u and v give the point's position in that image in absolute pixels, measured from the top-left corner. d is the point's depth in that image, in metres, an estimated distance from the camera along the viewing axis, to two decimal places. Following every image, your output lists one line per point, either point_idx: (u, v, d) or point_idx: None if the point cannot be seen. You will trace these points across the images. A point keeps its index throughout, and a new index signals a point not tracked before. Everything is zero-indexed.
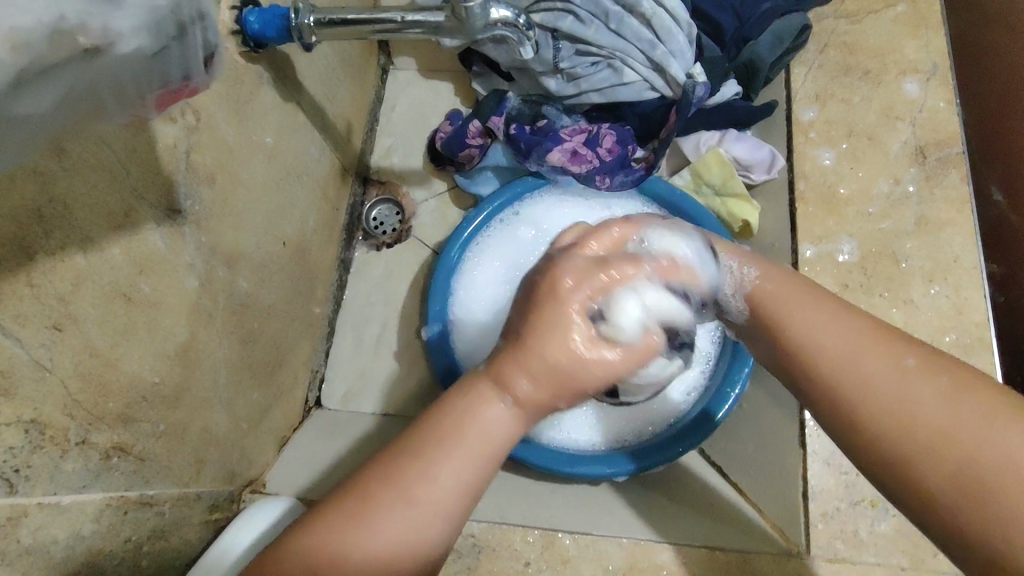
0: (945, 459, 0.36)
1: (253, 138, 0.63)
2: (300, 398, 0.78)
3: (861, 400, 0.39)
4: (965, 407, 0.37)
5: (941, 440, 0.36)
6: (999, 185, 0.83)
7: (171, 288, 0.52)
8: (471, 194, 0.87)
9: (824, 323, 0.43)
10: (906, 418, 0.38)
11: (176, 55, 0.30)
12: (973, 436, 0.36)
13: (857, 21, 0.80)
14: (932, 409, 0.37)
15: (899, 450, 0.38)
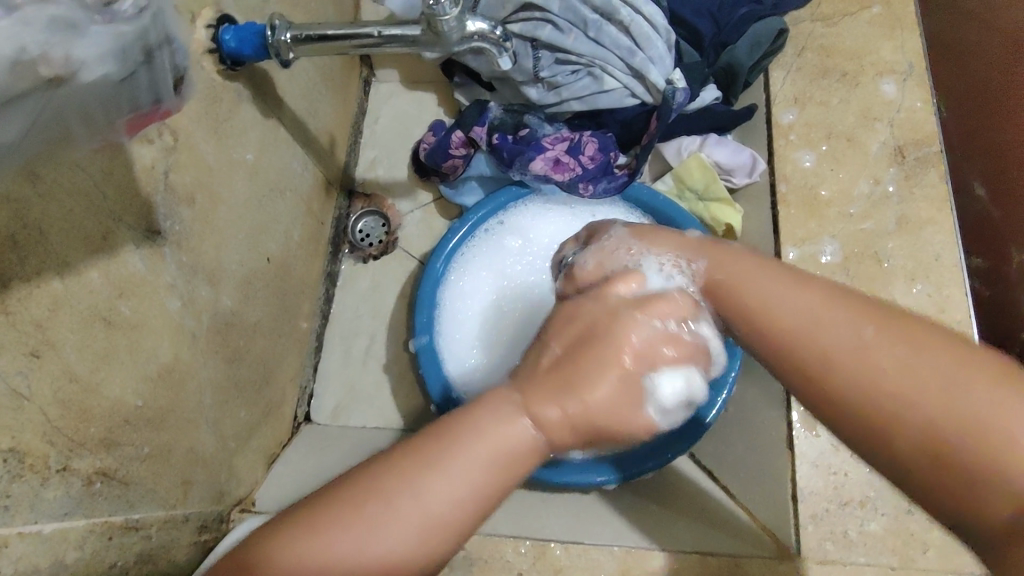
0: (926, 424, 0.32)
1: (234, 155, 0.62)
2: (288, 414, 0.78)
3: (825, 371, 0.35)
4: (933, 363, 0.33)
5: (917, 406, 0.32)
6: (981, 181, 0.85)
7: (152, 310, 0.51)
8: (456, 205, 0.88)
9: (777, 290, 0.38)
10: (875, 384, 0.33)
11: (145, 80, 0.30)
12: (946, 393, 0.32)
13: (833, 23, 0.80)
14: (900, 374, 0.33)
15: (874, 414, 0.33)
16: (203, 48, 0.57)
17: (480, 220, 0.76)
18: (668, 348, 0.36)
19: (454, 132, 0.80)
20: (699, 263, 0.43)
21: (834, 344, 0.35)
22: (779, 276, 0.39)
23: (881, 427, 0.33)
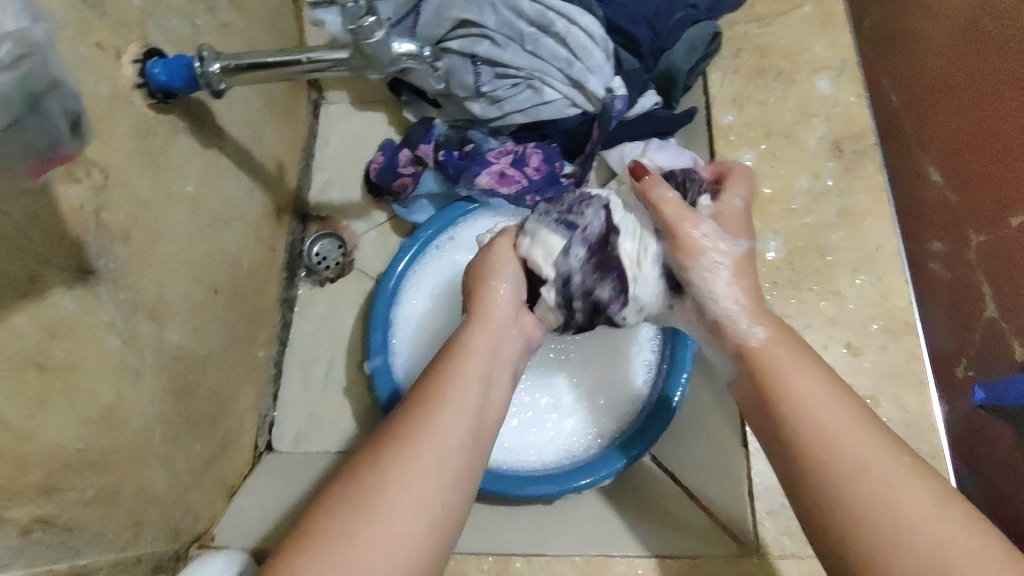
0: (895, 544, 0.39)
1: (172, 189, 0.62)
2: (248, 445, 0.77)
3: (847, 479, 0.43)
4: (941, 509, 0.40)
5: (903, 528, 0.40)
6: (937, 168, 0.87)
7: (89, 350, 0.51)
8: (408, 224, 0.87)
9: (824, 404, 0.46)
10: (877, 499, 0.41)
11: (36, 125, 0.30)
12: (938, 528, 0.39)
13: (767, 23, 0.82)
14: (904, 500, 0.41)
15: (853, 509, 0.42)
16: (131, 84, 0.56)
17: (430, 235, 0.76)
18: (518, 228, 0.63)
19: (403, 150, 0.81)
20: (762, 333, 0.53)
21: (869, 458, 0.43)
22: (832, 396, 0.47)
23: (858, 528, 0.41)
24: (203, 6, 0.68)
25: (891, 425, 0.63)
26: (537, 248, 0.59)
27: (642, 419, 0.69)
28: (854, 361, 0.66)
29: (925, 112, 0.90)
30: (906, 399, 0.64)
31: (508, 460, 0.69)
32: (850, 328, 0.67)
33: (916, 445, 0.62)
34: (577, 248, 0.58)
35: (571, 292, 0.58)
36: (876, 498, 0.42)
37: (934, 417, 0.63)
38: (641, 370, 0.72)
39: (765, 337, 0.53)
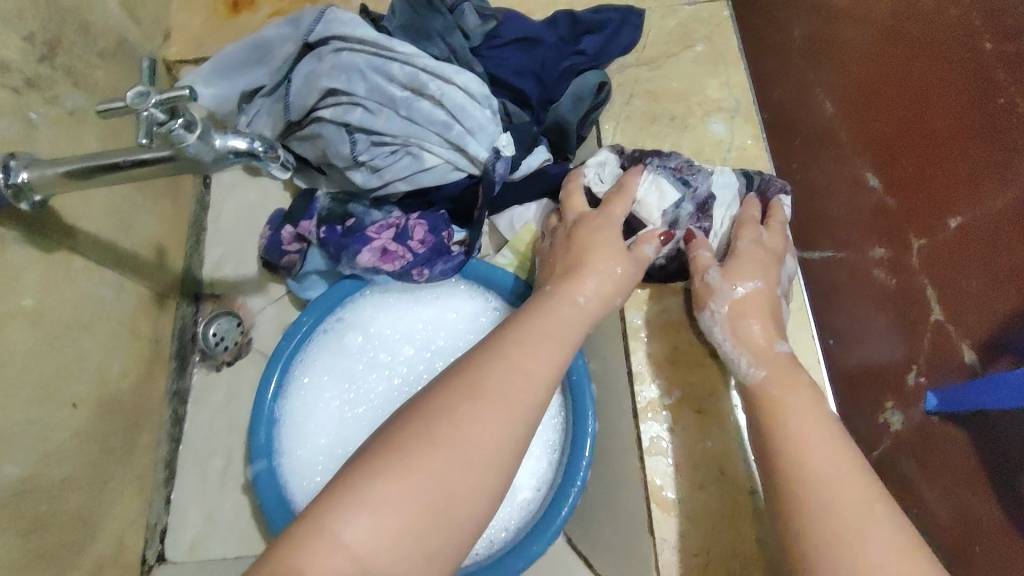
0: (820, 533, 0.44)
1: (1, 307, 0.56)
2: (133, 561, 0.71)
3: (809, 474, 0.47)
4: (878, 527, 0.43)
5: (834, 522, 0.44)
6: (874, 173, 0.86)
7: None
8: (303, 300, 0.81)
9: (815, 425, 0.50)
10: (825, 497, 0.46)
11: None
12: (857, 535, 0.43)
13: (658, 66, 0.78)
14: (848, 507, 0.45)
15: (805, 499, 0.46)
16: None
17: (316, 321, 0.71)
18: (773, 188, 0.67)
19: (286, 233, 0.75)
20: (760, 371, 0.56)
21: (848, 483, 0.46)
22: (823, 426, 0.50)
23: (802, 518, 0.46)
24: (39, 97, 0.62)
25: None
26: (652, 195, 0.65)
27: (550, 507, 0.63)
28: None
29: (863, 105, 0.88)
30: None
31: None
32: None
33: None
34: (689, 207, 0.66)
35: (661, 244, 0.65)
36: (838, 518, 0.44)
37: None
38: (547, 449, 0.68)
39: (760, 376, 0.56)
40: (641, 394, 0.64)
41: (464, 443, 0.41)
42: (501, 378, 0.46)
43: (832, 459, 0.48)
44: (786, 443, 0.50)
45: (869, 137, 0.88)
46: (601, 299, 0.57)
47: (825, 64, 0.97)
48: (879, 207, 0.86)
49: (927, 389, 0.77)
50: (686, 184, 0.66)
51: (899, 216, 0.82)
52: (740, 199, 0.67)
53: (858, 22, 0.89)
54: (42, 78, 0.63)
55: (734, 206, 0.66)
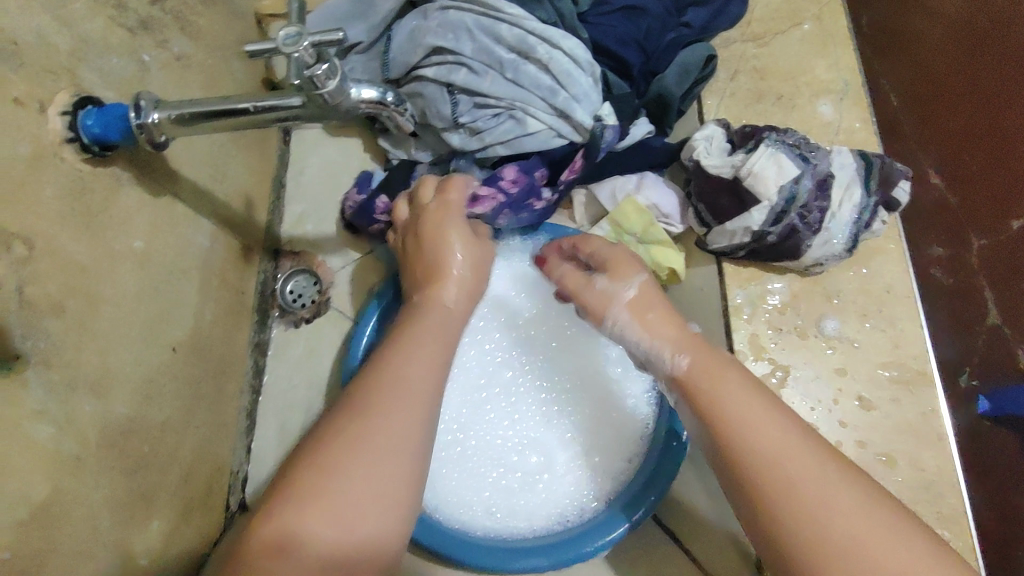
0: (798, 524, 0.42)
1: (116, 247, 0.56)
2: (218, 507, 0.73)
3: (758, 462, 0.45)
4: (841, 496, 0.42)
5: (796, 510, 0.42)
6: (937, 171, 1.03)
7: (18, 447, 0.45)
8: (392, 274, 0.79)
9: (745, 400, 0.49)
10: (785, 482, 0.44)
11: None
12: (818, 514, 0.42)
13: (764, 44, 0.76)
14: (806, 484, 0.43)
15: (765, 491, 0.44)
16: (60, 138, 0.50)
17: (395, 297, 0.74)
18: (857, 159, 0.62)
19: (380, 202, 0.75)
20: (683, 359, 0.54)
21: (798, 459, 0.45)
22: (753, 398, 0.49)
23: (766, 508, 0.44)
24: (152, 40, 0.62)
25: (908, 485, 0.59)
26: (769, 169, 0.61)
27: (629, 488, 0.65)
28: (867, 415, 0.61)
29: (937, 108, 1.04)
30: (924, 457, 0.59)
31: (503, 525, 0.64)
32: (860, 379, 0.62)
33: (936, 506, 0.58)
34: (808, 183, 0.60)
35: (773, 223, 0.60)
36: (799, 502, 0.43)
37: (955, 477, 0.59)
38: (639, 422, 0.69)
39: (687, 363, 0.54)
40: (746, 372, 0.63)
41: (347, 470, 0.42)
42: (404, 379, 0.48)
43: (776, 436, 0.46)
44: (728, 426, 0.48)
45: (965, 137, 1.01)
46: (468, 293, 0.59)
47: (893, 57, 1.08)
48: (940, 203, 1.02)
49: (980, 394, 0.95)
50: (804, 160, 0.61)
51: (959, 213, 1.00)
52: (860, 181, 0.61)
53: (936, 19, 1.06)
54: (155, 20, 0.62)
55: (855, 187, 0.61)
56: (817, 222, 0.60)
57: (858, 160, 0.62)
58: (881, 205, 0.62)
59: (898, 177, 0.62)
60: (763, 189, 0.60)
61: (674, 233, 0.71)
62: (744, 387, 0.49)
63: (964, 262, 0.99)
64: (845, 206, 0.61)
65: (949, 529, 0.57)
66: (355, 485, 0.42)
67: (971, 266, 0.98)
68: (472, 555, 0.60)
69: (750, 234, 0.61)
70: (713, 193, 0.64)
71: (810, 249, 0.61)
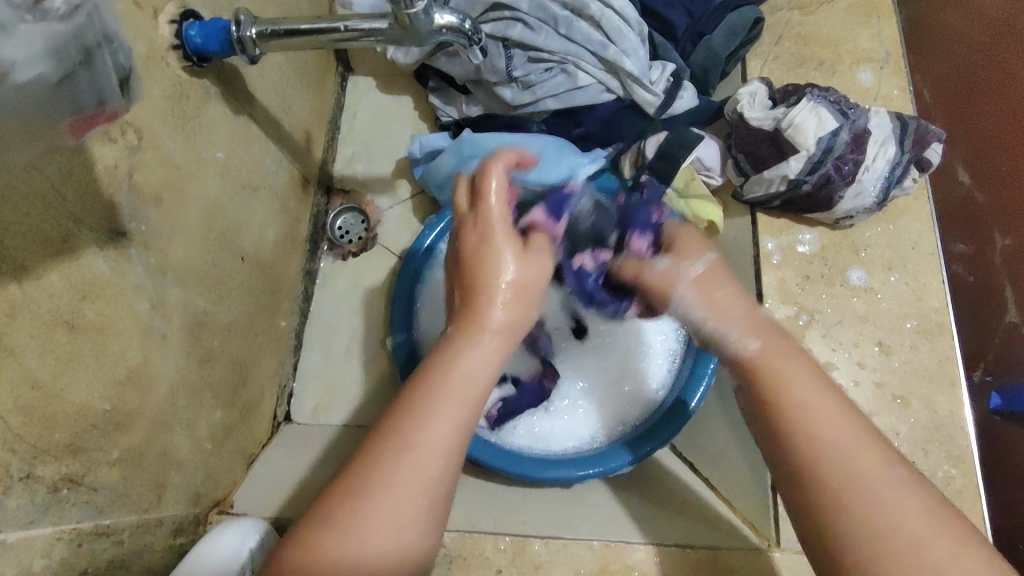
0: (860, 531, 0.40)
1: (202, 154, 0.61)
2: (267, 415, 0.78)
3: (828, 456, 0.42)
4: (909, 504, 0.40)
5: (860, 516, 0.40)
6: (964, 169, 1.05)
7: (119, 313, 0.50)
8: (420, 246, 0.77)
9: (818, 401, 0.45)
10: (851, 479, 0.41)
11: (85, 81, 0.29)
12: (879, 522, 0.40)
13: (810, 12, 0.80)
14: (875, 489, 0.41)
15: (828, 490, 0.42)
16: (167, 44, 0.55)
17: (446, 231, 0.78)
18: (890, 117, 0.66)
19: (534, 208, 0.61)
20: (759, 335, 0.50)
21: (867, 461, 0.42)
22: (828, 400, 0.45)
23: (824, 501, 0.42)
24: None
25: (920, 426, 0.63)
26: (810, 120, 0.64)
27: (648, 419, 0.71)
28: (885, 359, 0.65)
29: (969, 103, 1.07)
30: (936, 401, 0.63)
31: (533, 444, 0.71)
32: (882, 326, 0.66)
33: (945, 447, 0.62)
34: (845, 136, 0.64)
35: (808, 173, 0.64)
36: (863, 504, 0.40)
37: (964, 420, 0.63)
38: (665, 359, 0.75)
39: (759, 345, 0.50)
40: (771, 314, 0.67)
41: (343, 545, 0.41)
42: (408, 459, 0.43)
43: (849, 448, 0.43)
44: (797, 419, 0.45)
45: (997, 135, 1.03)
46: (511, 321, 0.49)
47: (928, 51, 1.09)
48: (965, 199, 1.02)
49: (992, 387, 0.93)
50: (843, 114, 0.64)
51: (986, 210, 1.02)
52: (896, 138, 0.65)
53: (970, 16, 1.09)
54: None
55: (888, 143, 0.65)
56: (850, 174, 0.64)
57: (892, 117, 0.66)
58: (912, 162, 0.66)
59: (930, 135, 0.65)
60: (802, 140, 0.64)
61: (713, 184, 0.74)
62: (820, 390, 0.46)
63: (987, 260, 1.00)
64: (878, 160, 0.64)
65: (956, 467, 0.61)
66: (354, 557, 0.41)
67: (992, 264, 1.00)
68: (505, 463, 0.67)
69: (784, 184, 0.65)
70: (753, 144, 0.68)
71: (842, 201, 0.65)
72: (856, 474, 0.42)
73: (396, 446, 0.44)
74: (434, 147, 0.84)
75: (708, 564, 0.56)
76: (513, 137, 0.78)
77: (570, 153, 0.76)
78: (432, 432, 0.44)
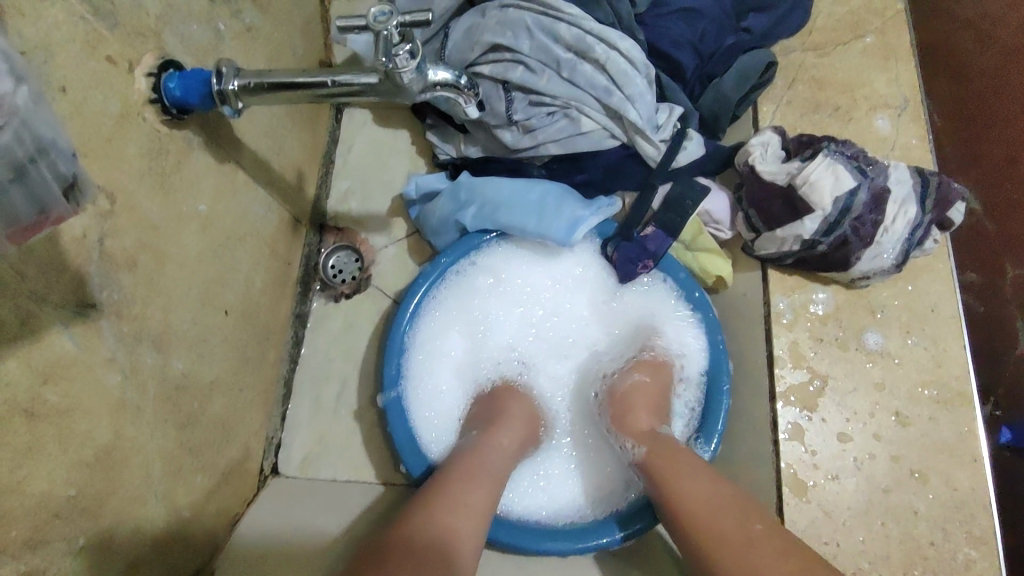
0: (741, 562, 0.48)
1: (184, 209, 0.58)
2: (253, 470, 0.75)
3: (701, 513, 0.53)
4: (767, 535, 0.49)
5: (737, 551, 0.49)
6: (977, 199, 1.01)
7: (86, 390, 0.47)
8: (413, 291, 0.73)
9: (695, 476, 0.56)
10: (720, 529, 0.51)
11: (10, 197, 0.25)
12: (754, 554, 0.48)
13: (825, 53, 0.76)
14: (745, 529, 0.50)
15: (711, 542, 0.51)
16: (143, 99, 0.52)
17: (441, 278, 0.75)
18: (911, 177, 0.62)
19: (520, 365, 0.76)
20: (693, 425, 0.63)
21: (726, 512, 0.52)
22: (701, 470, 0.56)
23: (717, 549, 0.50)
24: (226, 9, 0.62)
25: (939, 503, 0.59)
26: (826, 177, 0.61)
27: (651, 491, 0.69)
28: (903, 431, 0.61)
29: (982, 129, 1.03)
30: (958, 476, 0.60)
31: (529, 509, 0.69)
32: (899, 394, 0.62)
33: (966, 526, 0.58)
34: (864, 195, 0.60)
35: (824, 234, 0.60)
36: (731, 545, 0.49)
37: (988, 497, 0.59)
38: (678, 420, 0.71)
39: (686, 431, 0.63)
40: (782, 379, 0.64)
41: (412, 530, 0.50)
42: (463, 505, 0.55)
43: (691, 500, 0.54)
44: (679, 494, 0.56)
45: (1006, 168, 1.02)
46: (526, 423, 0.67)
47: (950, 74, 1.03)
48: (975, 228, 0.98)
49: (1003, 423, 0.89)
50: (862, 172, 0.61)
51: (996, 241, 0.99)
52: (917, 198, 0.62)
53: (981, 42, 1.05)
54: None
55: (909, 203, 0.61)
56: (869, 236, 0.61)
57: (912, 175, 0.62)
58: (934, 222, 0.62)
59: (951, 194, 0.62)
60: (819, 199, 0.60)
61: (723, 239, 0.71)
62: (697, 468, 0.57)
63: (997, 290, 0.97)
64: (898, 220, 0.61)
65: (977, 549, 0.58)
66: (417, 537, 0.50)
67: (1004, 296, 0.97)
68: (502, 533, 0.64)
69: (797, 244, 0.62)
70: (766, 199, 0.64)
71: (860, 263, 0.62)
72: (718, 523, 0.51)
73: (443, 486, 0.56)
74: (430, 189, 0.80)
75: None
76: (513, 183, 0.74)
77: (571, 202, 0.72)
78: (476, 494, 0.56)
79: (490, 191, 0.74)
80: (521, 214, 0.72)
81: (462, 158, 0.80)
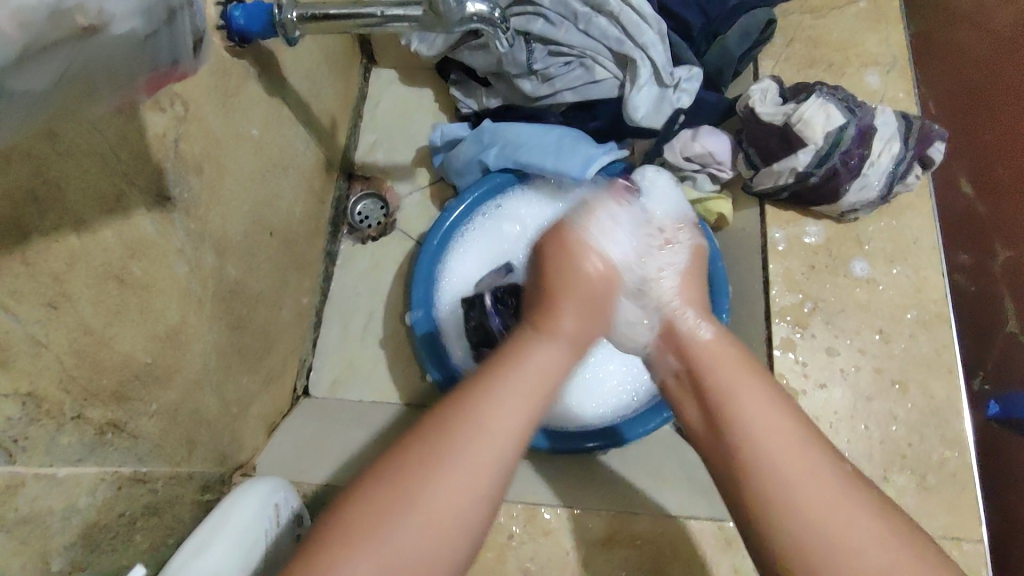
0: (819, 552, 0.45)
1: (240, 130, 0.64)
2: (288, 386, 0.81)
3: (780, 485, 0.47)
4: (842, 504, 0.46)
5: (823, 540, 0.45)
6: (967, 178, 1.01)
7: (161, 272, 0.53)
8: (441, 220, 0.80)
9: (763, 432, 0.49)
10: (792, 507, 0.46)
11: (166, 39, 0.32)
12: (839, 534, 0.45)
13: (822, 15, 0.83)
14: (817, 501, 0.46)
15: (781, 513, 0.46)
16: (212, 24, 0.58)
17: (463, 216, 0.82)
18: (896, 118, 0.69)
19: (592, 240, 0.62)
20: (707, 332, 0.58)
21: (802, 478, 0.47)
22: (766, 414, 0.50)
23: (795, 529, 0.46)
24: None
25: (917, 410, 0.65)
26: (818, 116, 0.67)
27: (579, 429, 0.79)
28: (885, 346, 0.68)
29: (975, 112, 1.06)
30: (934, 387, 0.66)
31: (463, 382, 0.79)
32: (882, 315, 0.69)
33: (940, 430, 0.65)
34: (852, 131, 0.67)
35: (816, 166, 0.67)
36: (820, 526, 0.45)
37: (960, 405, 0.65)
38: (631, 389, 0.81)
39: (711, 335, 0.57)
40: (777, 301, 0.70)
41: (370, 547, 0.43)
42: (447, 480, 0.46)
43: (764, 462, 0.48)
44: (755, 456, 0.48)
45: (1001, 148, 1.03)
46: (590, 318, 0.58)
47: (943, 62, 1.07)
48: (969, 211, 0.99)
49: (991, 396, 0.91)
50: (850, 110, 0.67)
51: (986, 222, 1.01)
52: (901, 137, 0.68)
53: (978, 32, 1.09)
54: None
55: (893, 140, 0.68)
56: (856, 168, 0.67)
57: (897, 116, 0.69)
58: (916, 159, 0.69)
59: (930, 133, 0.68)
60: (811, 134, 0.67)
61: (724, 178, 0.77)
62: (765, 414, 0.50)
63: (986, 269, 0.99)
64: (882, 155, 0.68)
65: (950, 449, 0.64)
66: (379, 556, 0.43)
67: (993, 276, 0.99)
68: None
69: (793, 178, 0.68)
70: (765, 138, 0.71)
71: (849, 195, 0.68)
72: (799, 497, 0.46)
73: (469, 431, 0.47)
74: (455, 136, 0.86)
75: (711, 534, 0.63)
76: (533, 127, 0.81)
77: (585, 144, 0.79)
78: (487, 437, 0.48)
79: (512, 135, 0.81)
80: (540, 154, 0.79)
81: (484, 108, 0.87)
